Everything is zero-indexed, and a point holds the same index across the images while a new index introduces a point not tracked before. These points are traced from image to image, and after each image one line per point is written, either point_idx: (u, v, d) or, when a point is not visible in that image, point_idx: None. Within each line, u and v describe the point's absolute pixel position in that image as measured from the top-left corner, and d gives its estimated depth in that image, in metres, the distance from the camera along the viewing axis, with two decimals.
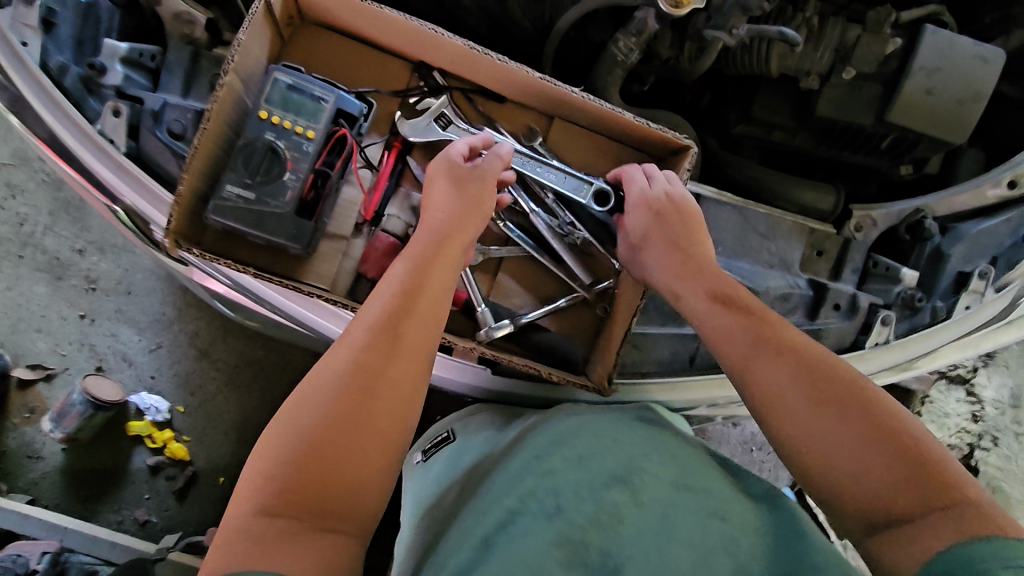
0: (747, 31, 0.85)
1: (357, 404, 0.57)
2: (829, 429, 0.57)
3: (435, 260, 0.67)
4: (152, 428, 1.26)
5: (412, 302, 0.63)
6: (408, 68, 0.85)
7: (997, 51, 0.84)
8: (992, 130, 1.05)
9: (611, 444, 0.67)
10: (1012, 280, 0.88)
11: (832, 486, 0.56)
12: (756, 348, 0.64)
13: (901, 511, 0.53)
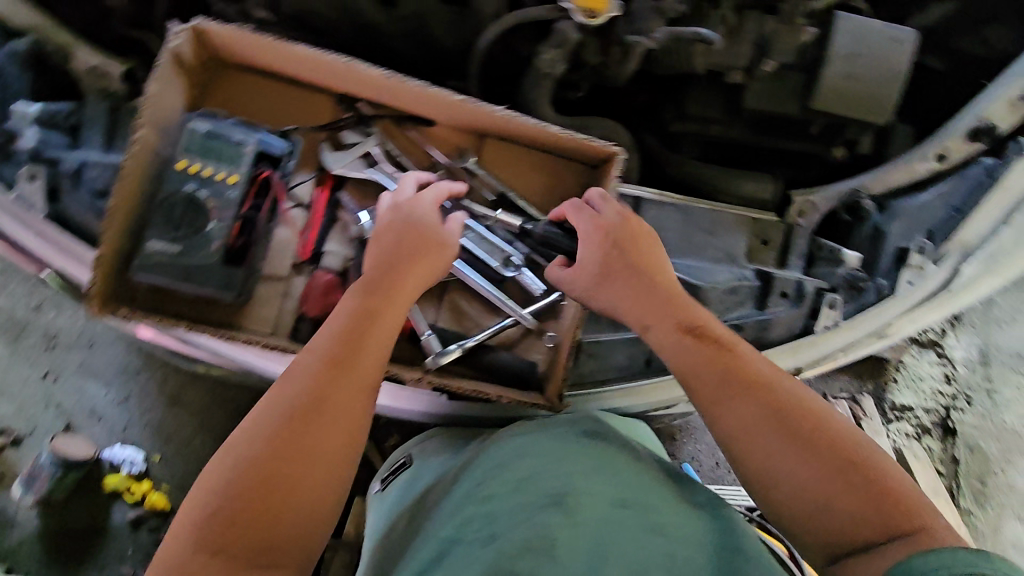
0: (666, 34, 0.85)
1: (295, 440, 0.60)
2: (790, 455, 0.62)
3: (384, 301, 0.69)
4: (130, 481, 1.22)
5: (356, 338, 0.65)
6: (333, 100, 0.84)
7: (909, 32, 0.85)
8: (920, 106, 1.11)
9: (551, 464, 0.70)
10: (950, 250, 0.89)
11: (795, 514, 0.61)
12: (724, 381, 0.67)
13: (859, 530, 0.58)
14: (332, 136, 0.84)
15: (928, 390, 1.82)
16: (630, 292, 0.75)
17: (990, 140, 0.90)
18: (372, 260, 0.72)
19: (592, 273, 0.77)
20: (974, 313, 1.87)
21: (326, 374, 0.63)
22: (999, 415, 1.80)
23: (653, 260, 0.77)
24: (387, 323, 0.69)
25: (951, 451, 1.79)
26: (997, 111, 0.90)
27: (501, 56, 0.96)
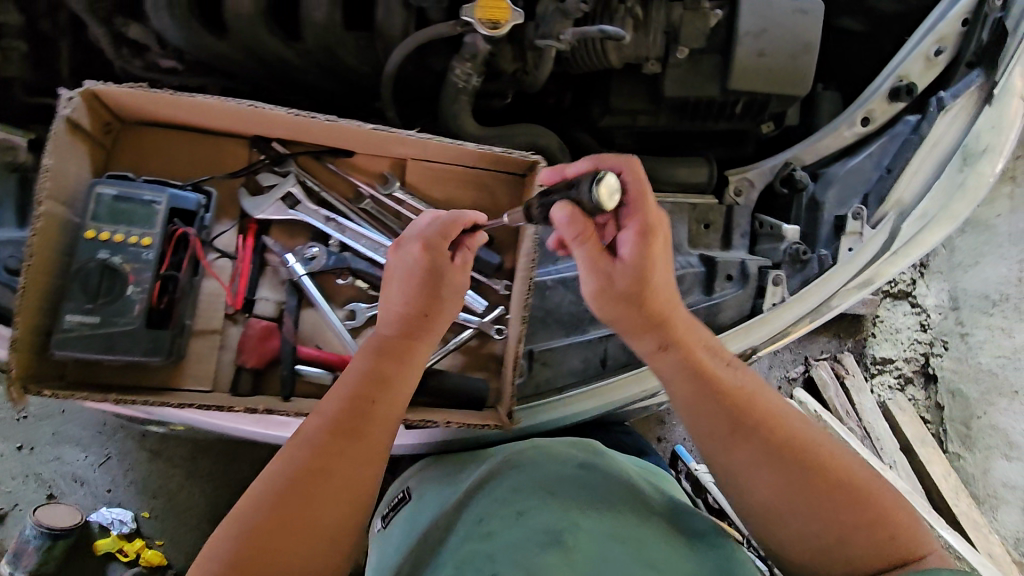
0: (573, 35, 0.84)
1: (303, 510, 0.61)
2: (778, 478, 0.70)
3: (400, 363, 0.69)
4: (121, 541, 1.23)
5: (367, 409, 0.67)
6: (246, 144, 0.83)
7: (815, 1, 0.85)
8: (846, 69, 1.12)
9: (542, 498, 0.77)
10: (885, 214, 0.91)
11: (794, 525, 0.69)
12: (723, 412, 0.73)
13: (839, 545, 0.68)
14: (248, 180, 0.82)
15: (905, 340, 1.88)
16: (645, 312, 0.75)
17: (910, 98, 0.90)
18: (388, 317, 0.71)
19: (629, 281, 0.72)
20: (938, 259, 1.89)
21: (337, 441, 0.65)
22: (975, 356, 1.84)
23: (665, 270, 0.74)
24: (396, 385, 0.69)
25: (936, 397, 1.87)
26: (913, 68, 0.90)
27: (416, 74, 0.95)
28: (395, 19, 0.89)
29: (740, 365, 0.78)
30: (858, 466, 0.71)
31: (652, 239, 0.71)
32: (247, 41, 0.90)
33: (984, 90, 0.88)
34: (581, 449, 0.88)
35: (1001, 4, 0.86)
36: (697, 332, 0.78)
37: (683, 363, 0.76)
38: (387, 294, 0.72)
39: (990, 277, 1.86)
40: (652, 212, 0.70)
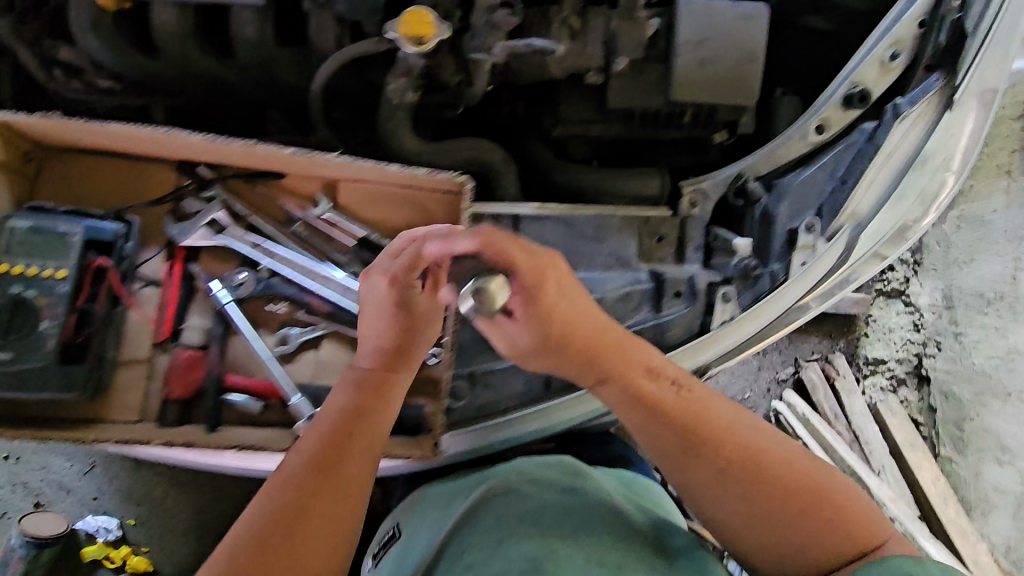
0: (505, 49, 0.81)
1: (287, 544, 0.60)
2: (744, 502, 0.68)
3: (378, 394, 0.71)
4: (108, 548, 1.21)
5: (348, 437, 0.68)
6: (171, 169, 0.81)
7: (759, 7, 0.81)
8: (815, 68, 1.06)
9: (521, 527, 0.76)
10: (840, 226, 0.87)
11: (785, 545, 0.67)
12: (675, 437, 0.71)
13: (814, 566, 0.66)
14: (175, 205, 0.81)
15: (899, 341, 1.80)
16: (566, 353, 0.71)
17: (865, 105, 0.87)
18: (365, 351, 0.72)
19: (536, 336, 0.70)
20: (932, 256, 1.79)
21: (315, 477, 0.64)
22: (968, 356, 1.75)
23: (577, 312, 0.70)
24: (374, 414, 0.70)
25: (929, 398, 1.81)
26: (868, 74, 0.86)
27: (351, 87, 0.92)
28: (327, 33, 0.86)
29: (685, 383, 0.73)
30: (814, 469, 0.69)
31: (543, 292, 0.67)
32: (176, 60, 0.87)
33: (944, 95, 0.85)
34: (567, 472, 0.87)
35: (958, 5, 0.82)
36: (637, 354, 0.73)
37: (629, 393, 0.72)
38: (366, 328, 0.72)
39: (984, 276, 1.73)
40: (529, 267, 0.67)
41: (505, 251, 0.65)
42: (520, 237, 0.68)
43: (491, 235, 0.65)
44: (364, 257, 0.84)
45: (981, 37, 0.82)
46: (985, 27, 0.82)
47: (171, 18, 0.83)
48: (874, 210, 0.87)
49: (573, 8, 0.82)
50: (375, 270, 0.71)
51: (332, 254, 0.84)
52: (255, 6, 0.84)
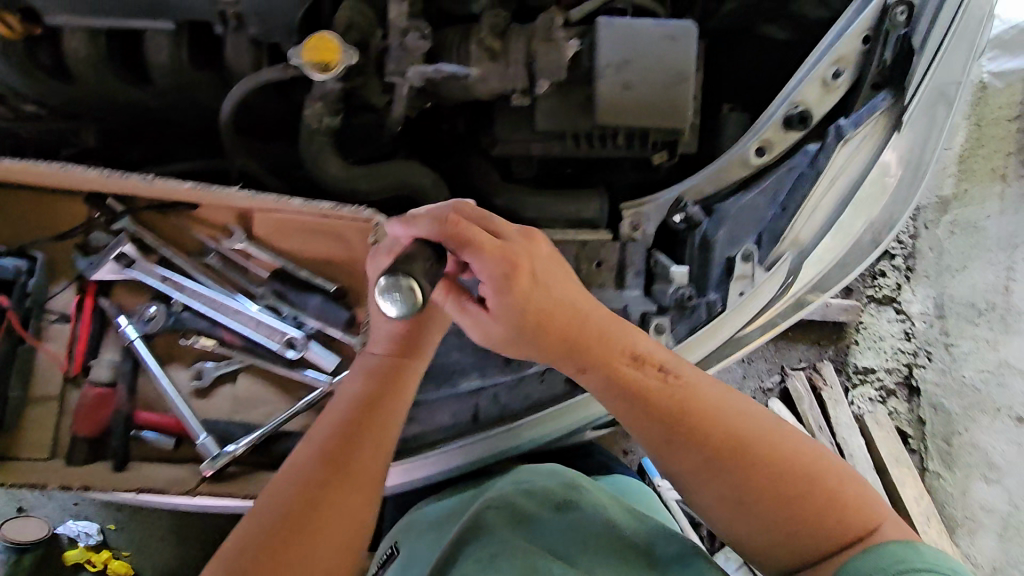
0: (417, 74, 0.77)
1: (304, 535, 0.62)
2: (736, 495, 0.67)
3: (390, 383, 0.70)
4: (88, 552, 1.22)
5: (359, 428, 0.68)
6: (81, 199, 0.79)
7: (687, 26, 0.77)
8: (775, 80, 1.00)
9: (515, 542, 0.75)
10: (781, 254, 0.82)
11: (777, 531, 0.66)
12: (663, 425, 0.68)
13: (804, 554, 0.66)
14: (85, 238, 0.79)
15: (890, 350, 1.66)
16: (541, 344, 0.66)
17: (805, 126, 0.81)
18: (377, 338, 0.71)
19: (505, 325, 0.65)
20: (924, 261, 1.65)
21: (328, 469, 0.65)
22: (957, 368, 1.60)
23: (556, 302, 0.64)
24: (389, 400, 0.69)
25: (918, 411, 1.65)
26: (810, 94, 0.80)
27: (267, 107, 0.88)
28: (243, 56, 0.83)
29: (676, 371, 0.69)
30: (804, 454, 0.68)
31: (513, 283, 0.61)
32: (92, 86, 0.85)
33: (891, 116, 0.80)
34: (565, 482, 0.85)
35: (905, 19, 0.76)
36: (628, 342, 0.68)
37: (617, 385, 0.68)
38: (374, 316, 0.70)
39: (976, 284, 1.58)
40: (494, 252, 0.60)
41: (463, 237, 0.60)
42: (495, 223, 0.64)
43: (454, 220, 0.61)
44: (279, 289, 0.81)
45: (930, 53, 0.77)
46: (933, 41, 0.76)
47: (82, 44, 0.81)
48: (818, 237, 0.83)
49: (490, 32, 0.79)
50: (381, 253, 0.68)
51: (249, 288, 0.81)
52: (167, 30, 0.81)
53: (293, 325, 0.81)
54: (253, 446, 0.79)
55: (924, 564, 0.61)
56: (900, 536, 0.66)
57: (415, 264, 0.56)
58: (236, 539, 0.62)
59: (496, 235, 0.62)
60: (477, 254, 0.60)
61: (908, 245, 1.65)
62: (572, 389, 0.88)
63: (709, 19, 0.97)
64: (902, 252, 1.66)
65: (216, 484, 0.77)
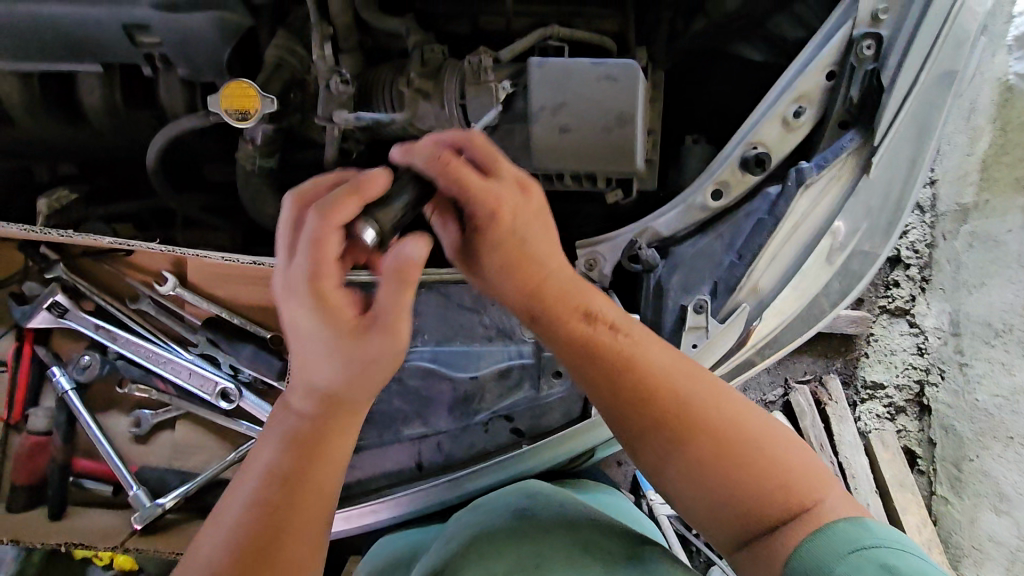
0: (346, 119, 0.72)
1: None
2: (682, 467, 0.57)
3: (321, 445, 0.52)
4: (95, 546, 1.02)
5: (290, 492, 0.51)
6: (17, 246, 0.80)
7: (628, 65, 0.71)
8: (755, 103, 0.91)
9: (475, 564, 0.68)
10: (737, 305, 0.75)
11: (733, 513, 0.56)
12: (602, 380, 0.59)
13: (751, 535, 0.56)
14: (21, 286, 0.80)
15: (901, 365, 1.36)
16: (512, 288, 0.57)
17: (763, 170, 0.75)
18: (300, 389, 0.51)
19: (489, 267, 0.57)
20: (941, 273, 1.35)
21: (248, 556, 0.50)
22: (970, 393, 1.29)
23: (532, 248, 0.57)
24: (318, 455, 0.52)
25: (928, 432, 1.35)
26: (769, 134, 0.74)
27: (204, 145, 0.90)
28: (176, 97, 0.81)
29: (627, 328, 0.60)
30: (758, 423, 0.58)
31: (493, 226, 0.54)
32: (31, 130, 0.85)
33: (863, 156, 0.73)
34: (524, 494, 0.78)
35: (873, 53, 0.70)
36: (571, 288, 0.59)
37: (559, 333, 0.59)
38: (299, 353, 0.50)
39: (995, 302, 1.27)
40: (482, 196, 0.53)
41: (456, 174, 0.53)
42: (498, 162, 0.55)
43: (448, 157, 0.53)
44: (211, 336, 0.79)
45: (900, 92, 0.70)
46: (903, 80, 0.70)
47: (14, 89, 0.81)
48: (778, 287, 0.75)
49: (421, 70, 0.75)
50: (288, 284, 0.48)
51: (183, 335, 0.80)
52: (98, 73, 0.81)
53: (229, 374, 0.79)
54: (183, 499, 0.77)
55: (885, 540, 0.53)
56: (850, 512, 0.55)
57: (392, 198, 0.51)
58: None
59: (488, 172, 0.55)
60: (468, 194, 0.53)
61: (923, 254, 1.37)
62: (517, 439, 0.84)
63: (678, 40, 0.90)
64: (916, 261, 1.37)
65: (143, 539, 0.77)
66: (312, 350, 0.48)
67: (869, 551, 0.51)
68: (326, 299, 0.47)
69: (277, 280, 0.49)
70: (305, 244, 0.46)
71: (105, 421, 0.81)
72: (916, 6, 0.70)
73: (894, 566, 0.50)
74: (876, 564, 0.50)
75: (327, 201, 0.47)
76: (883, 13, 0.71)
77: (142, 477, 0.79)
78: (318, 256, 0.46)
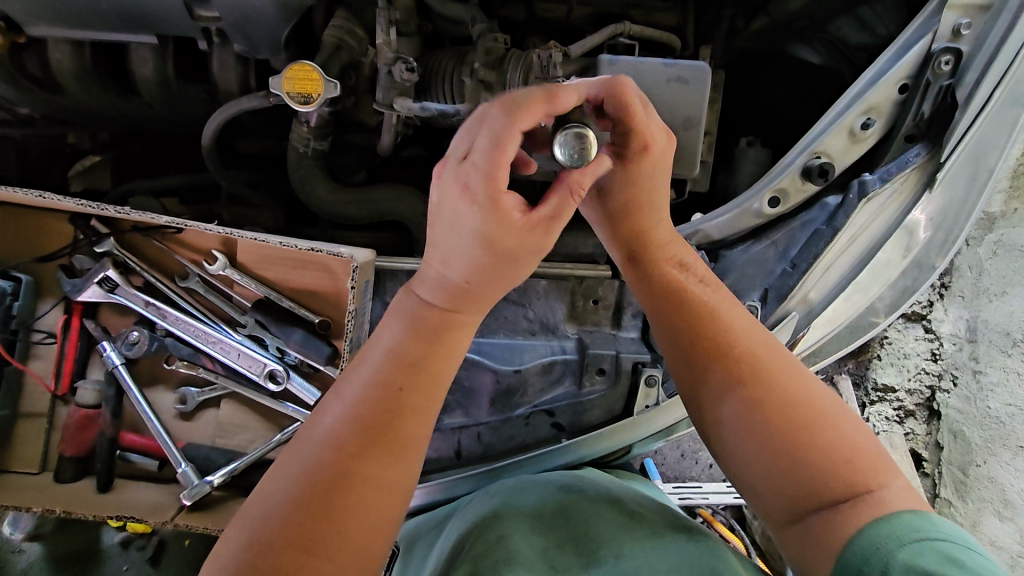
0: (406, 107, 0.72)
1: (312, 534, 0.44)
2: (753, 420, 0.55)
3: (441, 349, 0.51)
4: None
5: (383, 417, 0.48)
6: (66, 220, 0.80)
7: (699, 66, 0.70)
8: (810, 108, 0.90)
9: (523, 530, 0.68)
10: (789, 312, 0.75)
11: (804, 484, 0.53)
12: (683, 327, 0.61)
13: (809, 507, 0.53)
14: (70, 259, 0.80)
15: (914, 368, 1.19)
16: (621, 230, 0.63)
17: (825, 180, 0.75)
18: (429, 279, 0.52)
19: (615, 199, 0.61)
20: (961, 279, 1.17)
21: (357, 454, 0.47)
22: (982, 399, 1.15)
23: (655, 196, 0.62)
24: (434, 366, 0.50)
25: (936, 436, 1.19)
26: (834, 144, 0.74)
27: (254, 123, 0.90)
28: (230, 73, 0.80)
29: (716, 286, 0.63)
30: (834, 401, 0.56)
31: (640, 160, 0.57)
32: (80, 96, 0.84)
33: (927, 171, 0.73)
34: (571, 474, 0.80)
35: (950, 69, 0.70)
36: (670, 240, 0.65)
37: (654, 279, 0.64)
38: (438, 237, 0.51)
39: (1018, 312, 1.13)
40: (637, 129, 0.56)
41: (620, 105, 0.53)
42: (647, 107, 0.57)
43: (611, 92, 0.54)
44: (261, 319, 0.79)
45: (973, 111, 0.70)
46: (979, 99, 0.70)
47: (65, 56, 0.79)
48: (829, 298, 0.76)
49: (485, 59, 0.74)
50: (464, 171, 0.46)
51: (233, 314, 0.81)
52: (153, 44, 0.79)
53: (276, 356, 0.79)
54: (230, 477, 0.78)
55: (942, 534, 0.49)
56: (913, 504, 0.52)
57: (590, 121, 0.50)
58: (238, 548, 0.45)
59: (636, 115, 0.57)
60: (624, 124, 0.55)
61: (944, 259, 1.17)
62: (557, 433, 0.85)
63: (736, 38, 0.89)
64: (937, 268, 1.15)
65: (192, 515, 0.75)
66: (454, 253, 0.50)
67: (933, 542, 0.48)
68: (501, 197, 0.46)
69: (449, 162, 0.49)
70: (486, 143, 0.44)
71: (151, 395, 0.83)
72: (999, 24, 0.69)
73: (958, 559, 0.47)
74: (939, 555, 0.47)
75: (520, 101, 0.44)
76: (965, 28, 0.70)
77: (188, 455, 0.80)
78: (497, 157, 0.45)
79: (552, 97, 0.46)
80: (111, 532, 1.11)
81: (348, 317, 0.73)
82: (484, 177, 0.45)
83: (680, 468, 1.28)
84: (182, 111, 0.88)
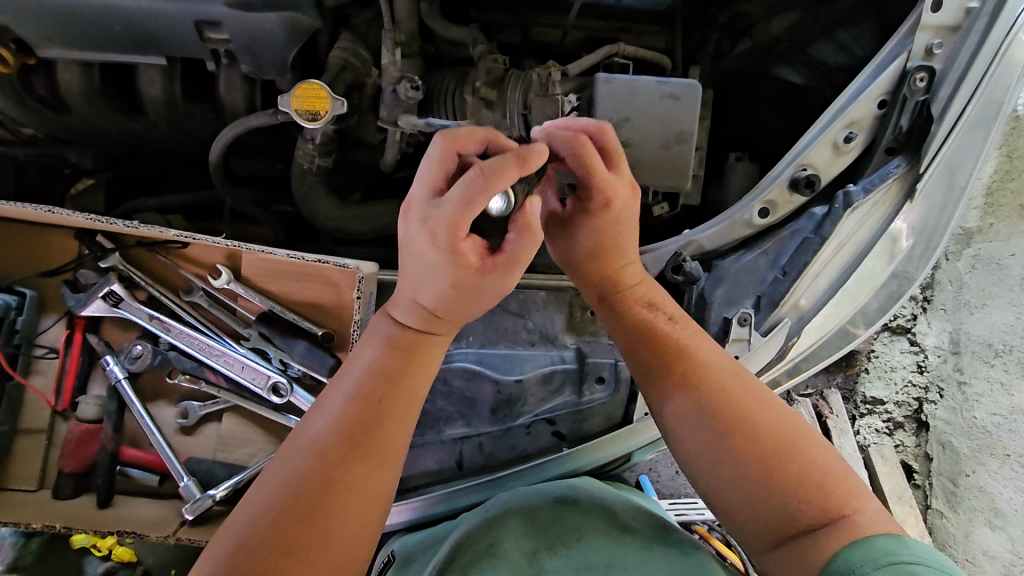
0: (410, 123, 0.75)
1: (288, 554, 0.45)
2: (724, 445, 0.56)
3: (416, 376, 0.52)
4: (94, 538, 1.04)
5: (358, 445, 0.48)
6: (72, 235, 0.81)
7: (690, 83, 0.74)
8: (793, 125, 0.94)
9: (515, 536, 0.69)
10: (780, 320, 0.76)
11: (778, 508, 0.53)
12: (656, 359, 0.62)
13: (785, 533, 0.53)
14: (74, 273, 0.81)
15: (900, 381, 1.21)
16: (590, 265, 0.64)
17: (812, 191, 0.78)
18: (403, 304, 0.53)
19: (581, 241, 0.62)
20: (943, 292, 1.20)
21: (334, 477, 0.47)
22: (968, 410, 1.16)
23: (621, 241, 0.63)
24: (410, 389, 0.51)
25: (925, 448, 1.20)
26: (819, 156, 0.78)
27: (257, 141, 0.92)
28: (236, 91, 0.82)
29: (684, 318, 0.64)
30: (802, 428, 0.57)
31: (602, 213, 0.59)
32: (87, 115, 0.86)
33: (907, 181, 0.77)
34: (567, 485, 0.79)
35: (924, 86, 0.74)
36: (640, 276, 0.66)
37: (623, 310, 0.64)
38: (409, 272, 0.51)
39: (997, 324, 1.15)
40: (602, 184, 0.57)
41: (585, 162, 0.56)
42: (619, 158, 0.60)
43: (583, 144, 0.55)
44: (265, 332, 0.80)
45: (948, 124, 0.75)
46: (953, 112, 0.74)
47: (75, 76, 0.81)
48: (819, 304, 0.78)
49: (486, 79, 0.77)
50: (429, 220, 0.48)
51: (237, 328, 0.81)
52: (160, 66, 0.81)
53: (279, 369, 0.79)
54: (233, 490, 0.77)
55: (917, 557, 0.49)
56: (887, 526, 0.53)
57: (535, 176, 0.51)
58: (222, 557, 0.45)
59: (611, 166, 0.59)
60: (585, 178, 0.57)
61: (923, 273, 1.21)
62: (558, 442, 0.86)
63: (721, 60, 0.94)
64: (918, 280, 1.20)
65: (194, 529, 0.75)
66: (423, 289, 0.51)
67: (908, 565, 0.48)
68: (460, 243, 0.48)
69: (412, 206, 0.50)
70: (455, 201, 0.46)
71: (153, 410, 0.83)
72: (969, 42, 0.73)
73: None
74: None
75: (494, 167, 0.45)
76: (937, 47, 0.75)
77: (190, 469, 0.79)
78: (463, 211, 0.46)
79: (523, 166, 0.48)
80: (95, 562, 1.07)
81: (354, 326, 0.75)
82: (448, 225, 0.47)
83: (675, 485, 1.28)
84: (186, 130, 0.90)
